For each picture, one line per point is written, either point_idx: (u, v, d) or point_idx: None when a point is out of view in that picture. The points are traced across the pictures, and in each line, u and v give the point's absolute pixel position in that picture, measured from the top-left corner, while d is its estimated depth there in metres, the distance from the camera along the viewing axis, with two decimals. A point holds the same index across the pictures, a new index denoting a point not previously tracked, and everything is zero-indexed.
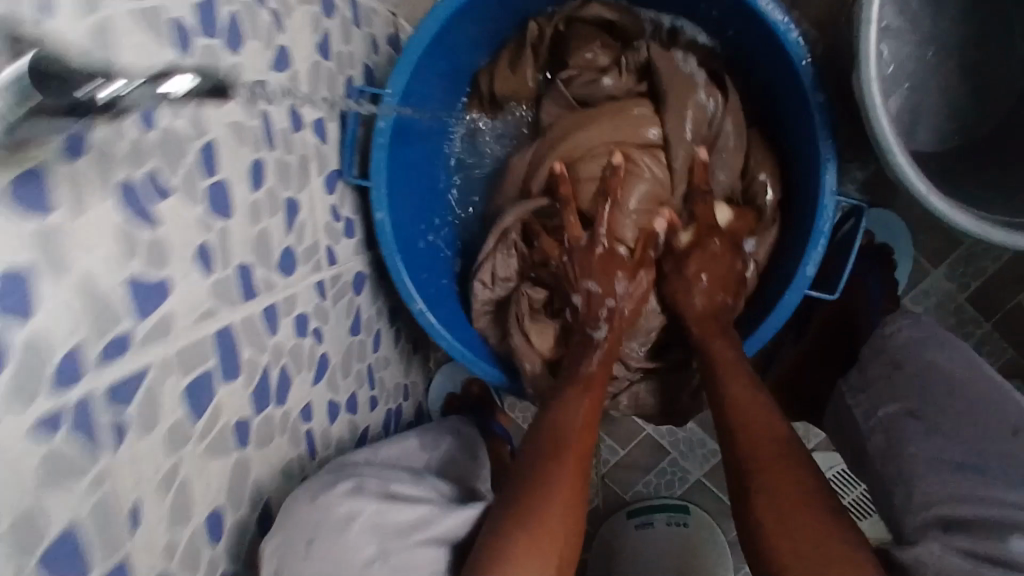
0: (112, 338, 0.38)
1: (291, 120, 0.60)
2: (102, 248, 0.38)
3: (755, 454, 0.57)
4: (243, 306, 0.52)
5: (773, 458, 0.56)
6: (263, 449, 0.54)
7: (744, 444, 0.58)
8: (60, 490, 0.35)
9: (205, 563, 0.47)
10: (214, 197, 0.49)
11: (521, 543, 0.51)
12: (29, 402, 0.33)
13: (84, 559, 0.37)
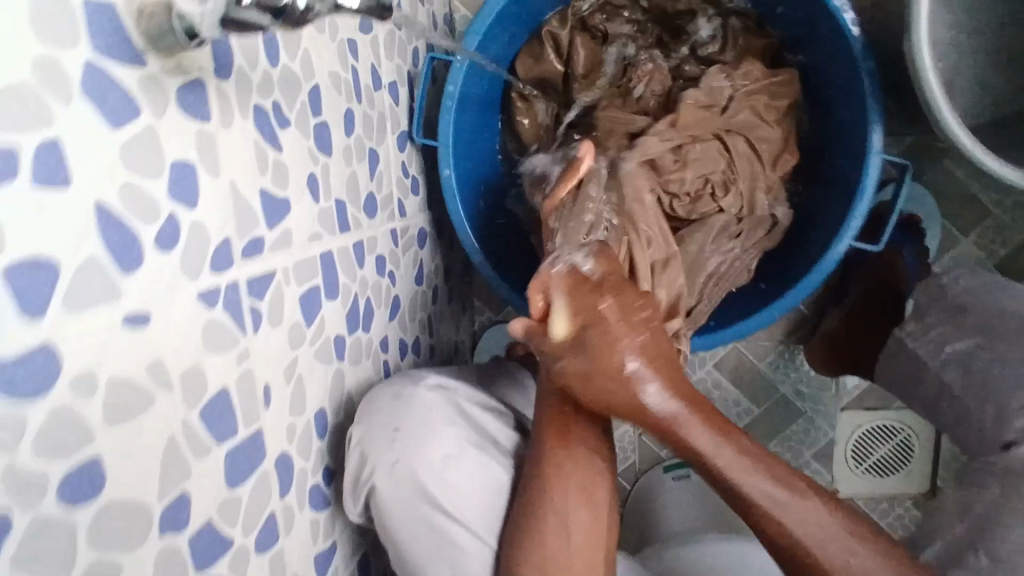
0: (248, 239, 0.44)
1: (373, 77, 0.66)
2: (241, 160, 0.44)
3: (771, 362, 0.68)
4: (339, 237, 0.58)
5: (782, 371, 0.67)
6: (354, 367, 0.60)
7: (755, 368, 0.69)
8: (216, 359, 0.40)
9: (315, 456, 0.53)
10: (319, 136, 0.54)
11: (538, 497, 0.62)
12: (192, 279, 0.38)
13: (234, 422, 0.42)
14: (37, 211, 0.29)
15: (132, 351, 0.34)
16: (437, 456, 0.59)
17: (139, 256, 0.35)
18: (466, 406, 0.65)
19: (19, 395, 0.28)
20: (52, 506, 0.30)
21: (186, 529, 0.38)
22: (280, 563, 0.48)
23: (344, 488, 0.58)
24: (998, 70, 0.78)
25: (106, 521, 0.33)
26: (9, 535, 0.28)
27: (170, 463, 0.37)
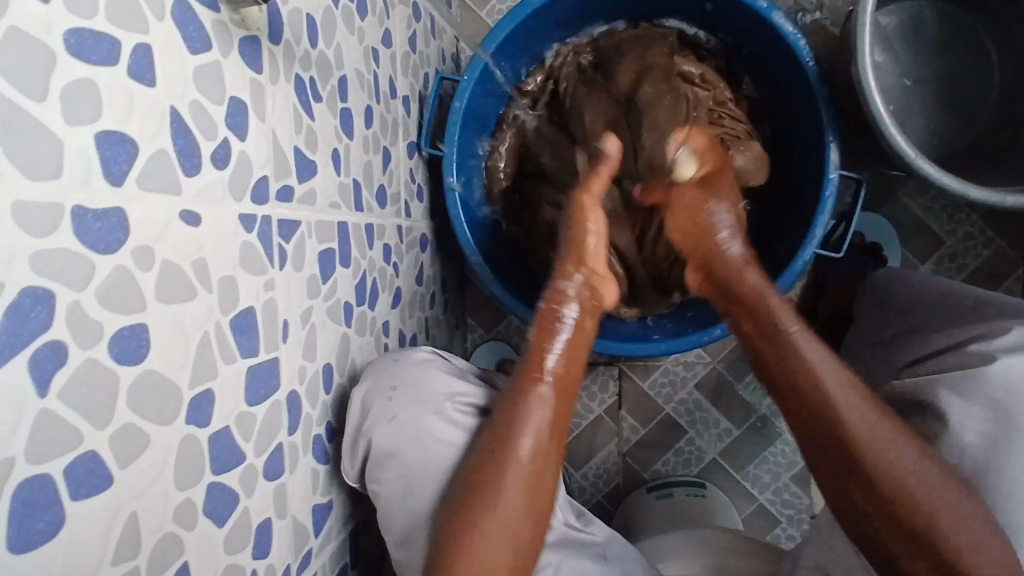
0: (282, 184, 0.49)
1: (390, 86, 0.73)
2: (281, 115, 0.49)
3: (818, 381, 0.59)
4: (354, 214, 0.63)
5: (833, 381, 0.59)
6: (359, 338, 0.64)
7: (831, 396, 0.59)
8: (248, 277, 0.44)
9: (320, 407, 0.55)
10: (343, 119, 0.61)
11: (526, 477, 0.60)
12: (236, 202, 0.43)
13: (256, 342, 0.45)
14: (124, 97, 0.34)
15: (183, 242, 0.38)
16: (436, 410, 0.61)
17: (197, 162, 0.39)
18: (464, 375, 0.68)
19: (93, 244, 0.32)
20: (104, 355, 0.32)
21: (207, 426, 0.40)
22: (283, 498, 0.49)
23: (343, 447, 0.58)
24: (940, 116, 0.91)
25: (146, 387, 0.35)
26: (64, 366, 0.30)
27: (201, 356, 0.40)
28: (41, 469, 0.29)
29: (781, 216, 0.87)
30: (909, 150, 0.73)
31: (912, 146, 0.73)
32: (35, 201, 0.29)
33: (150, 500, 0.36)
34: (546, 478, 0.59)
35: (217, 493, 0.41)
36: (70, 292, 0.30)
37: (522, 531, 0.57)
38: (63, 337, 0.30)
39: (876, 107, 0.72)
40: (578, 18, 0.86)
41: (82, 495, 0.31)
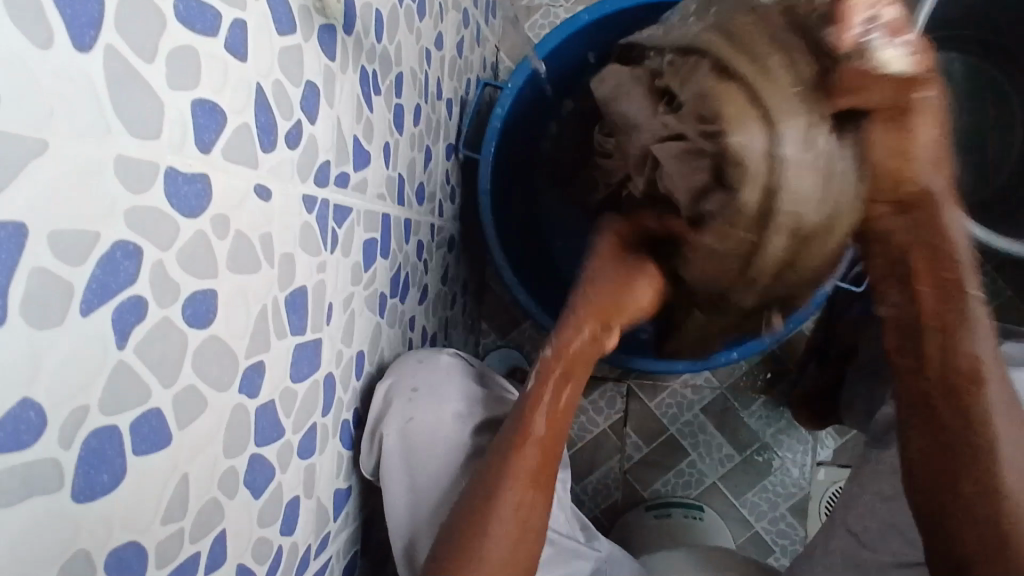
0: (341, 170, 0.50)
1: (437, 87, 0.75)
2: (346, 103, 0.50)
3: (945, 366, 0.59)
4: (396, 208, 0.64)
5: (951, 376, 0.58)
6: (389, 330, 0.65)
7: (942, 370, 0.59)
8: (304, 256, 0.45)
9: (351, 393, 0.56)
10: (396, 113, 0.62)
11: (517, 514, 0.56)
12: (301, 183, 0.44)
13: (305, 321, 0.46)
14: (219, 70, 0.35)
15: (254, 216, 0.39)
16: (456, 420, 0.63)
17: (273, 140, 0.40)
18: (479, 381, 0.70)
19: (180, 206, 0.33)
20: (178, 316, 0.33)
21: (256, 397, 0.41)
22: (311, 478, 0.49)
23: (361, 440, 0.59)
24: (962, 166, 0.93)
25: (209, 352, 0.36)
26: (143, 321, 0.31)
27: (258, 329, 0.40)
28: (111, 419, 0.30)
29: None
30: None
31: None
32: (136, 158, 0.30)
33: (200, 463, 0.36)
34: (540, 504, 0.56)
35: (258, 464, 0.42)
36: (156, 250, 0.31)
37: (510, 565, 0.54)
38: (145, 293, 0.31)
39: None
40: None
41: (145, 450, 0.32)
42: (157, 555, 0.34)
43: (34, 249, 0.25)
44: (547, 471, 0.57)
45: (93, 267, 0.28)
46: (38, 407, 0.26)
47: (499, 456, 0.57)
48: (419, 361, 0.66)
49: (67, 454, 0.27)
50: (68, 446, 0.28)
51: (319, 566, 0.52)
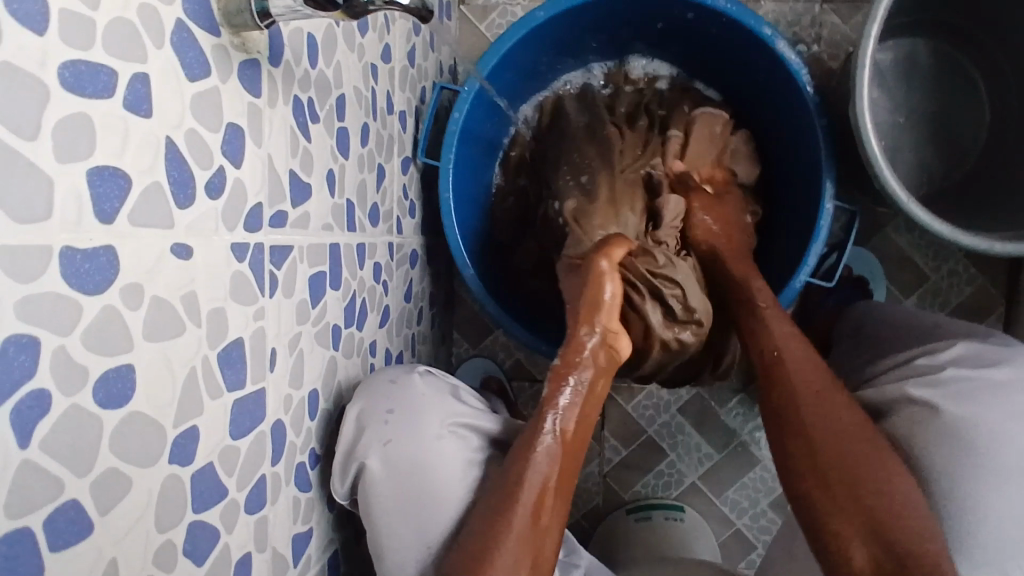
0: (277, 209, 0.48)
1: (387, 102, 0.72)
2: (279, 139, 0.48)
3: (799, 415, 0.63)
4: (346, 234, 0.62)
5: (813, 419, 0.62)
6: (346, 361, 0.63)
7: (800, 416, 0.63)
8: (238, 307, 0.43)
9: (305, 434, 0.54)
10: (339, 138, 0.59)
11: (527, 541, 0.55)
12: (229, 232, 0.42)
13: (244, 373, 0.44)
14: (120, 131, 0.33)
15: (174, 277, 0.37)
16: (435, 435, 0.60)
17: (191, 194, 0.38)
18: (459, 393, 0.67)
19: (83, 286, 0.30)
20: (89, 400, 0.31)
21: (191, 463, 0.39)
22: (264, 530, 0.48)
23: (333, 467, 0.59)
24: (929, 155, 0.92)
25: (129, 429, 0.34)
26: (46, 415, 0.29)
27: (188, 394, 0.38)
28: (17, 524, 0.28)
29: (772, 246, 0.88)
30: (901, 193, 0.73)
31: (904, 190, 0.74)
32: (26, 245, 0.27)
33: (130, 545, 0.34)
34: (546, 539, 0.56)
35: (200, 530, 0.40)
36: (55, 337, 0.29)
37: None
38: (46, 385, 0.29)
39: (871, 148, 0.73)
40: (579, 35, 0.86)
41: (60, 548, 0.30)
42: None
43: None
44: (551, 503, 0.57)
45: None
46: None
47: (507, 489, 0.56)
48: (394, 377, 0.64)
49: None
50: None
51: None
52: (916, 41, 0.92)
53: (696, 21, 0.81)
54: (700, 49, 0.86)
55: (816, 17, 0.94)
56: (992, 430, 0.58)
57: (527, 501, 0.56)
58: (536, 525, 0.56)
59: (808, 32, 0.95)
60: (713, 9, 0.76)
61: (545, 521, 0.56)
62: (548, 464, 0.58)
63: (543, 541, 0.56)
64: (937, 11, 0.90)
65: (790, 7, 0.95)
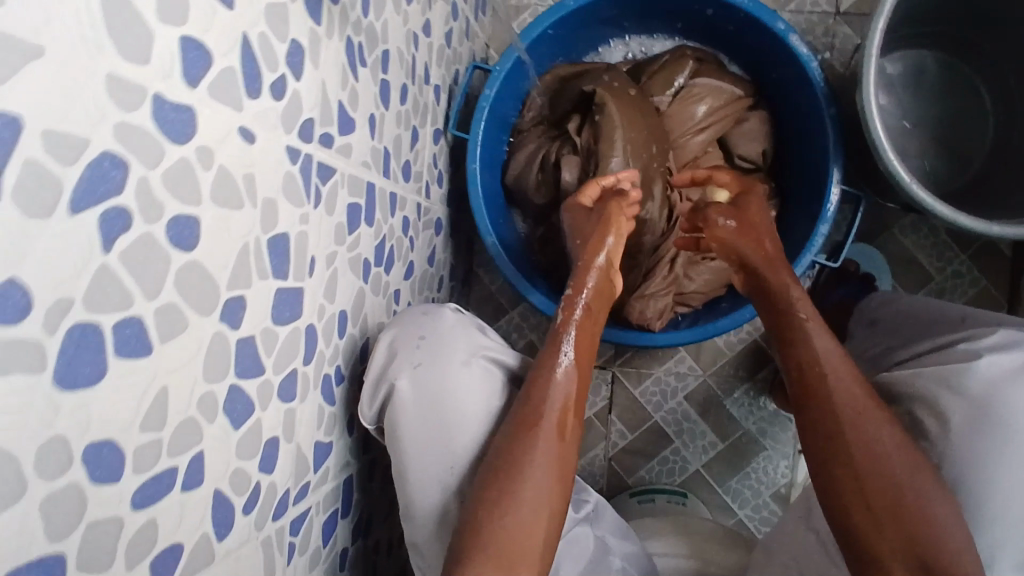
0: (325, 131, 0.53)
1: (425, 71, 0.78)
2: (332, 68, 0.53)
3: (846, 404, 0.63)
4: (382, 178, 0.67)
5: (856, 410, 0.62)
6: (373, 298, 0.67)
7: (840, 406, 0.63)
8: (287, 205, 0.48)
9: (333, 348, 0.58)
10: (382, 89, 0.65)
11: (552, 458, 0.59)
12: (285, 133, 0.47)
13: (287, 267, 0.48)
14: (207, 13, 0.38)
15: (238, 155, 0.41)
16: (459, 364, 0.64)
17: (258, 88, 0.43)
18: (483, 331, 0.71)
19: (167, 132, 0.35)
20: (162, 234, 0.35)
21: (237, 329, 0.43)
22: (292, 422, 0.51)
23: (363, 387, 0.62)
24: (936, 158, 0.96)
25: (191, 274, 0.38)
26: (128, 232, 0.33)
27: (240, 265, 0.43)
28: (94, 317, 0.31)
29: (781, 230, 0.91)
30: (906, 176, 0.77)
31: (909, 175, 0.77)
32: (128, 79, 0.32)
33: (182, 380, 0.38)
34: (570, 459, 0.61)
35: (238, 395, 0.43)
36: (142, 167, 0.34)
37: (552, 500, 0.58)
38: (130, 205, 0.33)
39: (877, 135, 0.77)
40: (605, 26, 0.93)
41: (126, 356, 0.34)
42: (133, 461, 0.35)
43: (25, 139, 0.27)
44: (573, 422, 0.62)
45: (82, 169, 0.30)
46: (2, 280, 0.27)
47: (532, 409, 0.60)
48: (421, 310, 0.68)
49: (30, 329, 0.28)
50: (32, 316, 0.28)
51: (299, 513, 0.54)
52: (924, 52, 0.98)
53: (715, 18, 0.88)
54: (717, 48, 0.93)
55: (829, 28, 1.00)
56: (984, 391, 0.61)
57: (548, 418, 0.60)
58: (561, 441, 0.60)
59: (822, 42, 1.01)
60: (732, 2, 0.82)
61: (568, 437, 0.61)
62: (568, 387, 0.63)
63: (566, 457, 0.60)
64: (943, 26, 0.95)
65: (807, 17, 1.01)
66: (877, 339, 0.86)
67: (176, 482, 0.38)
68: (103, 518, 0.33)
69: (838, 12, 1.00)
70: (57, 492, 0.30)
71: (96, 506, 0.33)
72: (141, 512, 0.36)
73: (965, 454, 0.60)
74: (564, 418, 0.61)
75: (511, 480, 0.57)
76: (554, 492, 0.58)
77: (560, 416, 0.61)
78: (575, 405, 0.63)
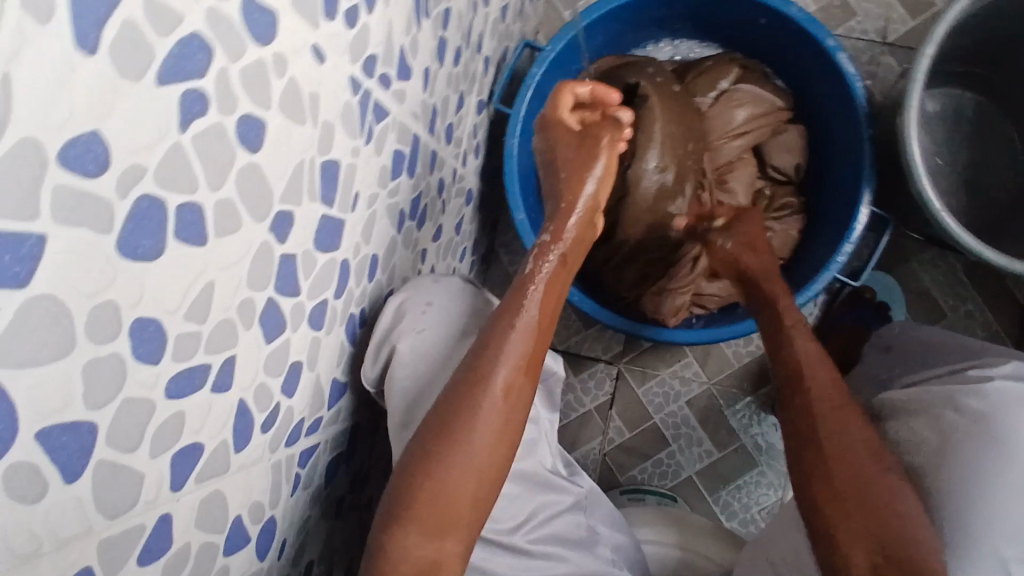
0: (385, 71, 0.53)
1: (479, 40, 0.78)
2: (400, 11, 0.54)
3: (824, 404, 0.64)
4: (427, 134, 0.67)
5: (831, 407, 0.64)
6: (403, 251, 0.67)
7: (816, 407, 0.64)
8: (343, 134, 0.48)
9: (361, 289, 0.58)
10: (439, 45, 0.65)
11: (490, 417, 0.57)
12: (351, 63, 0.47)
13: (334, 195, 0.49)
14: None
15: (308, 72, 0.42)
16: (454, 338, 0.65)
17: (335, 10, 0.43)
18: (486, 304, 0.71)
19: (251, 29, 0.35)
20: (232, 129, 0.36)
21: (283, 244, 0.43)
22: (315, 352, 0.51)
23: (366, 349, 0.61)
24: (964, 197, 0.96)
25: (251, 177, 0.38)
26: (203, 118, 0.33)
27: (294, 181, 0.43)
28: (161, 193, 0.32)
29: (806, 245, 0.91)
30: (936, 203, 0.78)
31: (939, 203, 0.78)
32: None
33: (227, 279, 0.38)
34: (518, 411, 0.60)
35: (273, 310, 0.43)
36: (225, 58, 0.34)
37: (489, 459, 0.57)
38: (209, 92, 0.33)
39: (913, 154, 0.77)
40: (657, 24, 0.94)
41: (183, 240, 0.34)
42: (174, 347, 0.35)
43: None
44: (521, 384, 0.60)
45: (172, 44, 0.30)
46: (85, 130, 0.27)
47: (481, 356, 0.59)
48: (434, 280, 0.68)
49: (104, 187, 0.28)
50: (108, 174, 0.28)
51: (309, 445, 0.54)
52: (964, 93, 0.99)
53: (766, 28, 0.88)
54: (764, 60, 0.93)
55: (874, 57, 1.03)
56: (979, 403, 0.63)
57: (494, 378, 0.58)
58: (505, 403, 0.59)
59: (866, 69, 1.04)
60: (787, 13, 0.83)
61: (513, 399, 0.59)
62: (523, 339, 0.61)
63: (511, 419, 0.59)
64: (988, 67, 0.95)
65: (853, 43, 1.04)
66: (891, 365, 0.86)
67: (207, 380, 0.38)
68: (138, 398, 0.33)
69: (886, 42, 1.03)
70: (101, 359, 0.30)
71: (134, 384, 0.32)
72: (173, 402, 0.36)
73: (961, 459, 0.59)
74: (509, 380, 0.59)
75: (451, 435, 0.56)
76: (495, 452, 0.58)
77: (508, 377, 0.59)
78: (526, 364, 0.61)
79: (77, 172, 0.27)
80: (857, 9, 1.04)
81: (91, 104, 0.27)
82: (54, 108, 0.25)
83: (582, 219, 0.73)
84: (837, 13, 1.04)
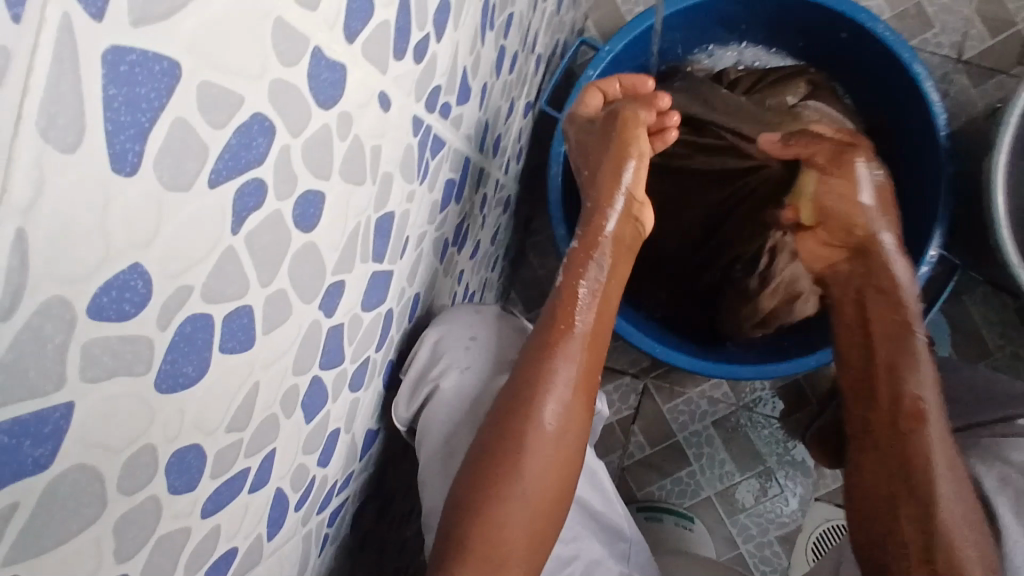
0: (447, 100, 0.47)
1: (535, 39, 0.71)
2: (467, 30, 0.47)
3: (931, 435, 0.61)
4: (477, 153, 0.61)
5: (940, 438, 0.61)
6: (443, 279, 0.62)
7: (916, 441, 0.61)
8: (401, 181, 0.42)
9: (401, 332, 0.53)
10: (499, 55, 0.58)
11: (540, 453, 0.54)
12: (415, 101, 0.41)
13: (386, 249, 0.43)
14: None
15: (372, 125, 0.36)
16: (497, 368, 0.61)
17: (404, 48, 0.37)
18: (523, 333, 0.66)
19: (318, 94, 0.29)
20: (289, 213, 0.30)
21: (331, 316, 0.38)
22: (354, 412, 0.47)
23: (403, 385, 0.56)
24: None
25: (306, 258, 0.33)
26: (259, 209, 0.28)
27: (348, 247, 0.37)
28: (209, 308, 0.26)
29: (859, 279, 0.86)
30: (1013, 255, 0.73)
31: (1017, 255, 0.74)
32: (294, 28, 0.26)
33: (272, 374, 0.33)
34: (572, 440, 0.56)
35: (317, 387, 0.39)
36: (287, 134, 0.28)
37: (545, 496, 0.55)
38: (267, 178, 0.28)
39: (996, 203, 0.73)
40: (724, 26, 0.87)
41: (229, 349, 0.29)
42: (213, 464, 0.30)
43: (182, 93, 0.22)
44: (575, 416, 0.56)
45: (230, 134, 0.25)
46: (123, 265, 0.21)
47: (529, 385, 0.55)
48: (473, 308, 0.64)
49: (143, 325, 0.23)
50: (148, 308, 0.23)
51: (339, 502, 0.50)
52: None
53: (846, 44, 0.82)
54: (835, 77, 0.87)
55: (946, 75, 0.96)
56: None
57: (544, 411, 0.55)
58: (557, 437, 0.55)
59: (936, 87, 0.96)
60: (874, 31, 0.77)
61: (567, 432, 0.56)
62: (574, 364, 0.57)
63: (565, 452, 0.56)
64: None
65: (927, 57, 0.96)
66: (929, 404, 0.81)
67: (246, 483, 0.34)
68: (172, 530, 0.29)
69: (960, 60, 0.95)
70: (135, 508, 0.26)
71: (168, 517, 0.28)
72: (209, 519, 0.31)
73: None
74: (559, 411, 0.55)
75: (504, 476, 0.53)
76: (550, 489, 0.55)
77: (559, 407, 0.55)
78: (579, 390, 0.57)
79: (112, 317, 0.21)
80: (935, 20, 0.95)
81: (129, 231, 0.21)
82: (89, 253, 0.20)
83: (621, 218, 0.63)
84: (913, 22, 0.96)
